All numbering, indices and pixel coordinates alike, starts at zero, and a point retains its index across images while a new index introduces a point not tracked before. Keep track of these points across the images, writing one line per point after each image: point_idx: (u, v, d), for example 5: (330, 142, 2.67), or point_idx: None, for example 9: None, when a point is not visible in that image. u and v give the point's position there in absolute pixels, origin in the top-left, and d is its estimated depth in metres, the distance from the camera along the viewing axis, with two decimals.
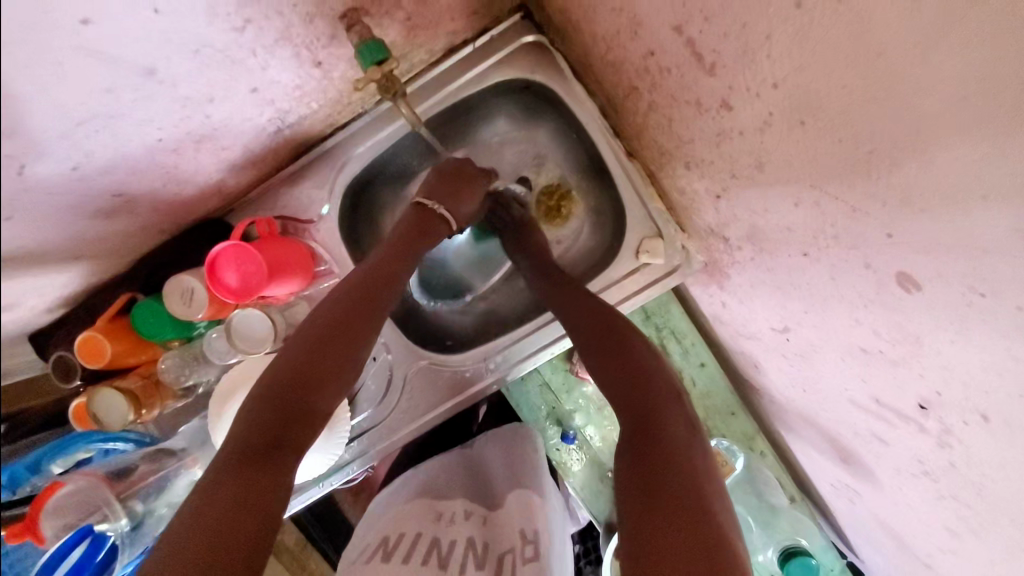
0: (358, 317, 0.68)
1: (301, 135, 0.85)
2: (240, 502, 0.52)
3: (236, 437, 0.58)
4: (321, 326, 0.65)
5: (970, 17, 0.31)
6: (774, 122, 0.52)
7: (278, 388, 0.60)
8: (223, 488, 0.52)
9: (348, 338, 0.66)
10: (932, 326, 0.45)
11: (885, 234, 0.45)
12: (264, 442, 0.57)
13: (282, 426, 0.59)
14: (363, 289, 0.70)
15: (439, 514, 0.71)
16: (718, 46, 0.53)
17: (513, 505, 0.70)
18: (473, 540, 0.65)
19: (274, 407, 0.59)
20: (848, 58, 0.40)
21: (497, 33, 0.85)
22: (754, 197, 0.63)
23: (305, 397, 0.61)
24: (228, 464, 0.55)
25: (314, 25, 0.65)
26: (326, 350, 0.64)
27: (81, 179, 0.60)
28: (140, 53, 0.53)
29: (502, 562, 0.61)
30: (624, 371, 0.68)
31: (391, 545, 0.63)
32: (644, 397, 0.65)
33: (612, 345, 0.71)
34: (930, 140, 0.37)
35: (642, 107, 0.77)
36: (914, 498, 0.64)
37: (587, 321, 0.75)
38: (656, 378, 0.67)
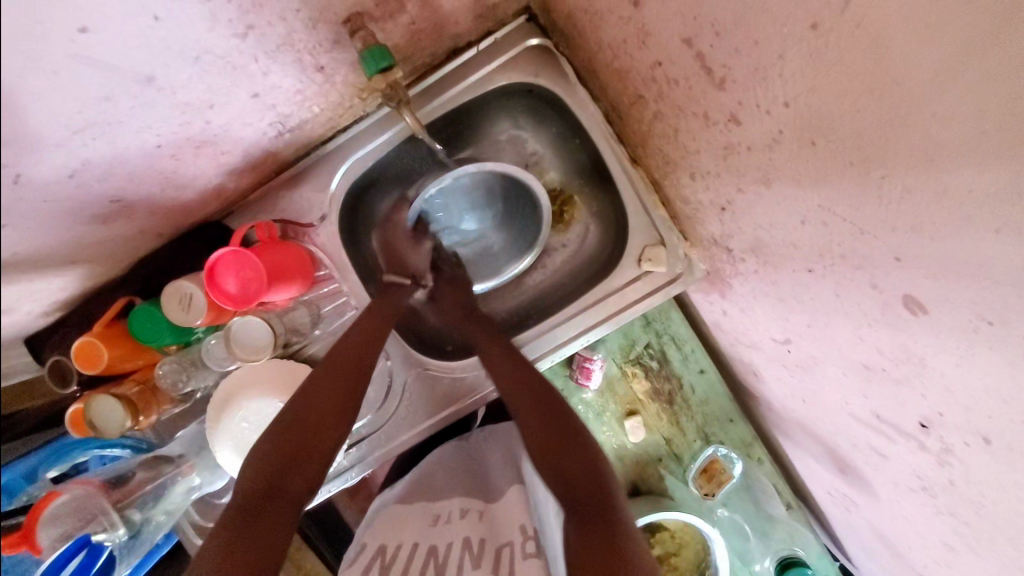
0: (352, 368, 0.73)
1: (301, 140, 0.84)
2: (245, 547, 0.55)
3: (237, 489, 0.61)
4: (323, 374, 0.72)
5: (988, 46, 0.30)
6: (783, 139, 0.51)
7: (281, 437, 0.65)
8: (228, 533, 0.56)
9: (341, 387, 0.71)
10: (937, 349, 0.45)
11: (894, 257, 0.45)
12: (267, 488, 0.61)
13: (285, 469, 0.63)
14: (356, 340, 0.76)
15: (436, 517, 0.70)
16: (728, 62, 0.53)
17: (510, 499, 0.69)
18: (469, 539, 0.64)
19: (279, 450, 0.64)
20: (863, 80, 0.39)
21: (501, 38, 0.84)
22: (759, 211, 0.62)
23: (305, 445, 0.66)
24: (234, 511, 0.58)
25: (318, 31, 0.65)
26: (324, 401, 0.70)
27: (78, 185, 0.57)
28: (139, 61, 0.52)
29: (500, 555, 0.60)
30: (565, 457, 0.68)
31: (388, 556, 0.62)
32: (585, 479, 0.65)
33: (551, 425, 0.71)
34: (942, 164, 0.36)
35: (647, 117, 0.76)
36: (910, 511, 0.64)
37: (523, 394, 0.75)
38: (592, 460, 0.67)
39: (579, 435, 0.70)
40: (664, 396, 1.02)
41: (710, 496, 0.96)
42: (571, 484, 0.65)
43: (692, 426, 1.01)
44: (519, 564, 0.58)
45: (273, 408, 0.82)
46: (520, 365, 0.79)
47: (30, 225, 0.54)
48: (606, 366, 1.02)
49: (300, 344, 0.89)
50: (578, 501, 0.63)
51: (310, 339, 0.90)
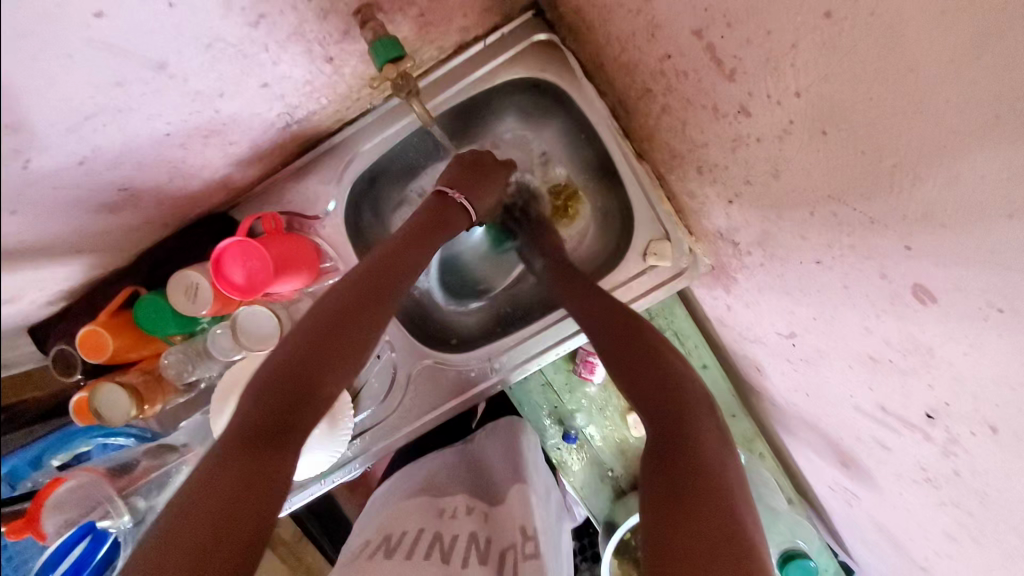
0: (367, 303, 0.66)
1: (309, 131, 0.84)
2: (248, 482, 0.53)
3: (240, 417, 0.58)
4: (337, 305, 0.65)
5: (1004, 35, 0.31)
6: (793, 130, 0.51)
7: (287, 367, 0.61)
8: (229, 465, 0.53)
9: (354, 322, 0.65)
10: (944, 339, 0.46)
11: (904, 246, 0.45)
12: (275, 423, 0.58)
13: (291, 405, 0.59)
14: (375, 275, 0.68)
15: (441, 510, 0.70)
16: (739, 53, 0.53)
17: (514, 498, 0.70)
18: (476, 534, 0.65)
19: (283, 384, 0.60)
20: (877, 71, 0.40)
21: (508, 32, 0.84)
22: (768, 203, 0.62)
23: (312, 380, 0.61)
24: (237, 439, 0.56)
25: (328, 21, 0.64)
26: (336, 335, 0.63)
27: (87, 174, 0.58)
28: (152, 47, 0.52)
29: (504, 558, 0.61)
30: (657, 386, 0.66)
31: (393, 542, 0.62)
32: (672, 414, 0.63)
33: (643, 363, 0.69)
34: (951, 152, 0.37)
35: (654, 110, 0.77)
36: (913, 502, 0.65)
37: (612, 331, 0.74)
38: (682, 394, 0.65)
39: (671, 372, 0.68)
40: None
41: None
42: (661, 413, 0.64)
43: None
44: (522, 565, 0.59)
45: None
46: (613, 307, 0.77)
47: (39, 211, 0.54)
48: None
49: None
50: (662, 433, 0.62)
51: None
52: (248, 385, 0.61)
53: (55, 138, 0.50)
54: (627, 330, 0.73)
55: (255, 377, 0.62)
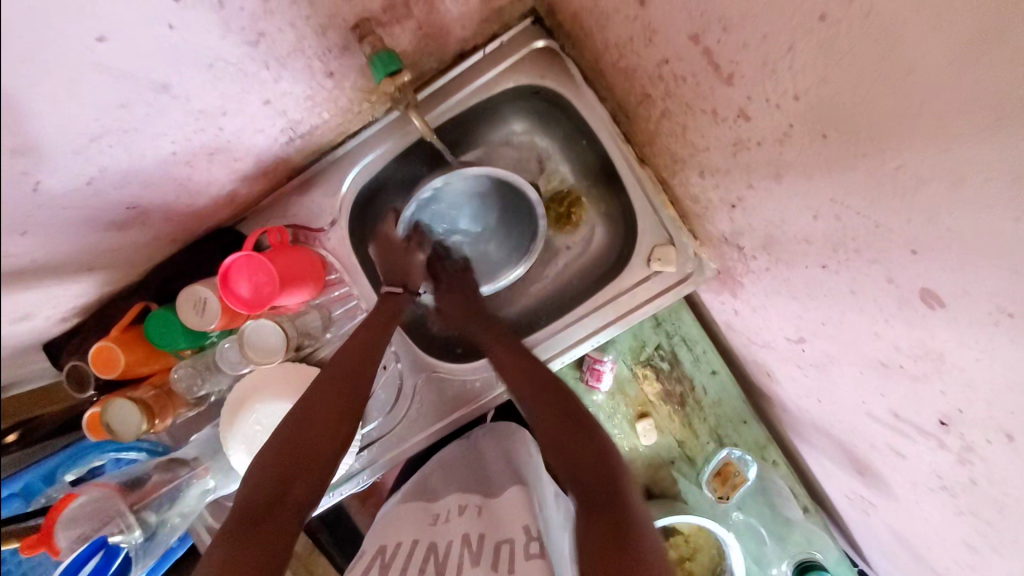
0: (350, 381, 0.74)
1: (312, 145, 0.86)
2: (253, 550, 0.54)
3: (240, 495, 0.60)
4: (330, 373, 0.74)
5: (1001, 29, 0.30)
6: (794, 133, 0.51)
7: (285, 438, 0.66)
8: (236, 540, 0.54)
9: (342, 399, 0.72)
10: (955, 344, 0.45)
11: (909, 249, 0.44)
12: (273, 491, 0.60)
13: (291, 472, 0.63)
14: (350, 358, 0.76)
15: (435, 517, 0.70)
16: (736, 57, 0.53)
17: (511, 498, 0.68)
18: (468, 536, 0.63)
19: (287, 452, 0.64)
20: (874, 73, 0.39)
21: (507, 41, 0.85)
22: (771, 207, 0.62)
23: (308, 456, 0.65)
24: (235, 523, 0.56)
25: (327, 38, 0.66)
26: (331, 401, 0.71)
27: (97, 193, 0.59)
28: (154, 68, 0.54)
29: (500, 552, 0.58)
30: (575, 454, 0.67)
31: (388, 555, 0.61)
32: (596, 476, 0.63)
33: (567, 429, 0.70)
34: (953, 150, 0.36)
35: (655, 115, 0.76)
36: (930, 511, 0.63)
37: (541, 397, 0.75)
38: (607, 459, 0.66)
39: (596, 437, 0.69)
40: (676, 398, 1.01)
41: (724, 500, 0.95)
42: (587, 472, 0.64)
43: (705, 428, 1.00)
44: (520, 562, 0.55)
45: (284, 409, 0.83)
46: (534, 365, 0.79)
47: (49, 232, 0.55)
48: (617, 367, 1.01)
49: (312, 348, 0.90)
50: (589, 494, 0.62)
51: (322, 343, 0.91)
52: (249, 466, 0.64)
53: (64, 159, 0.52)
54: (553, 399, 0.74)
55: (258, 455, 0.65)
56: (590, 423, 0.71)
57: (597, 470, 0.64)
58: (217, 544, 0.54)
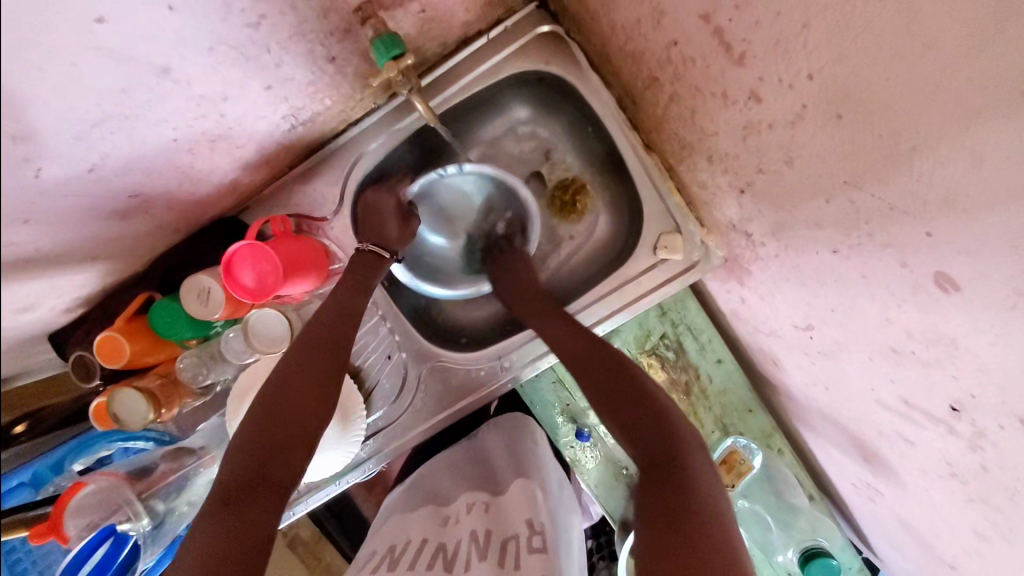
0: (333, 351, 0.73)
1: (313, 133, 0.85)
2: (239, 532, 0.56)
3: (220, 474, 0.62)
4: (307, 343, 0.72)
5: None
6: (807, 115, 0.49)
7: (264, 415, 0.66)
8: (221, 521, 0.56)
9: (324, 371, 0.71)
10: (971, 329, 0.44)
11: (925, 232, 0.43)
12: (255, 472, 0.62)
13: (273, 451, 0.64)
14: (335, 327, 0.75)
15: (446, 518, 0.70)
16: (747, 36, 0.51)
17: (515, 492, 0.69)
18: (476, 532, 0.63)
19: (268, 429, 0.65)
20: (890, 50, 0.38)
21: (511, 25, 0.83)
22: (782, 192, 0.60)
23: (291, 432, 0.67)
24: (220, 497, 0.59)
25: (328, 20, 0.65)
26: (310, 373, 0.70)
27: (99, 180, 0.59)
28: (154, 52, 0.53)
29: (506, 549, 0.59)
30: (632, 417, 0.68)
31: (398, 553, 0.62)
32: (654, 437, 0.65)
33: (626, 389, 0.71)
34: (972, 130, 0.35)
35: (662, 100, 0.75)
36: (939, 498, 0.62)
37: (595, 365, 0.74)
38: (661, 421, 0.67)
39: (651, 396, 0.70)
40: (681, 387, 1.00)
41: (732, 488, 0.92)
42: (648, 439, 0.65)
43: (710, 416, 1.00)
44: (525, 559, 0.57)
45: None
46: (582, 331, 0.79)
47: (52, 219, 0.54)
48: None
49: None
50: (648, 455, 0.64)
51: None
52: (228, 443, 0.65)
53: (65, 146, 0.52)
54: (604, 361, 0.74)
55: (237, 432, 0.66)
56: (644, 382, 0.72)
57: (652, 431, 0.66)
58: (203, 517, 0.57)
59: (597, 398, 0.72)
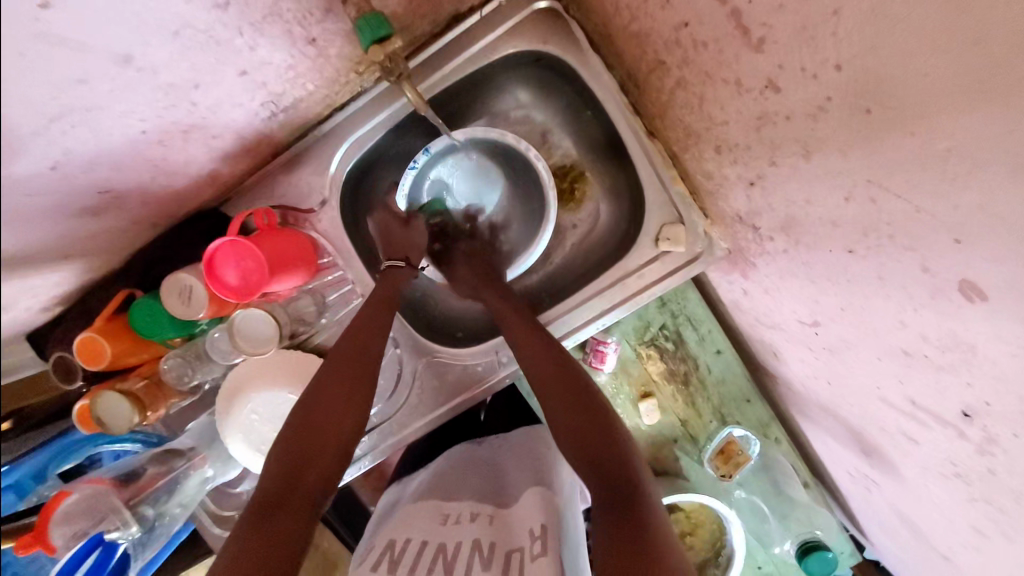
0: (360, 365, 0.69)
1: (297, 120, 0.80)
2: (275, 539, 0.54)
3: (261, 481, 0.60)
4: (341, 351, 0.70)
5: None
6: (831, 108, 0.46)
7: (299, 421, 0.64)
8: (259, 528, 0.54)
9: (354, 381, 0.68)
10: (990, 336, 0.42)
11: (952, 239, 0.41)
12: (290, 479, 0.59)
13: (307, 456, 0.61)
14: (362, 330, 0.72)
15: (446, 517, 0.66)
16: (769, 20, 0.48)
17: (525, 502, 0.66)
18: (479, 541, 0.61)
19: (303, 436, 0.63)
20: (933, 41, 0.35)
21: (506, 1, 0.77)
22: (795, 187, 0.57)
23: (324, 439, 0.63)
24: (257, 505, 0.57)
25: (307, 0, 0.60)
26: (340, 380, 0.67)
27: (63, 178, 0.54)
28: (112, 39, 0.48)
29: (510, 561, 0.57)
30: (595, 450, 0.65)
31: (397, 551, 0.60)
32: (612, 474, 0.63)
33: (586, 426, 0.67)
34: (1012, 131, 0.32)
35: (668, 86, 0.71)
36: (938, 494, 0.62)
37: (555, 381, 0.70)
38: (620, 456, 0.64)
39: (607, 419, 0.67)
40: (680, 378, 0.99)
41: (727, 477, 0.93)
42: (609, 469, 0.63)
43: (708, 407, 0.98)
44: (529, 567, 0.56)
45: (280, 397, 0.81)
46: (551, 344, 0.75)
47: None
48: (621, 348, 0.99)
49: (307, 334, 0.87)
50: (606, 486, 0.62)
51: (317, 329, 0.87)
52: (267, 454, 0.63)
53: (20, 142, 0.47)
54: (574, 389, 0.70)
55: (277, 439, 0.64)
56: (608, 421, 0.67)
57: (609, 465, 0.63)
58: (234, 535, 0.54)
59: (559, 416, 0.69)
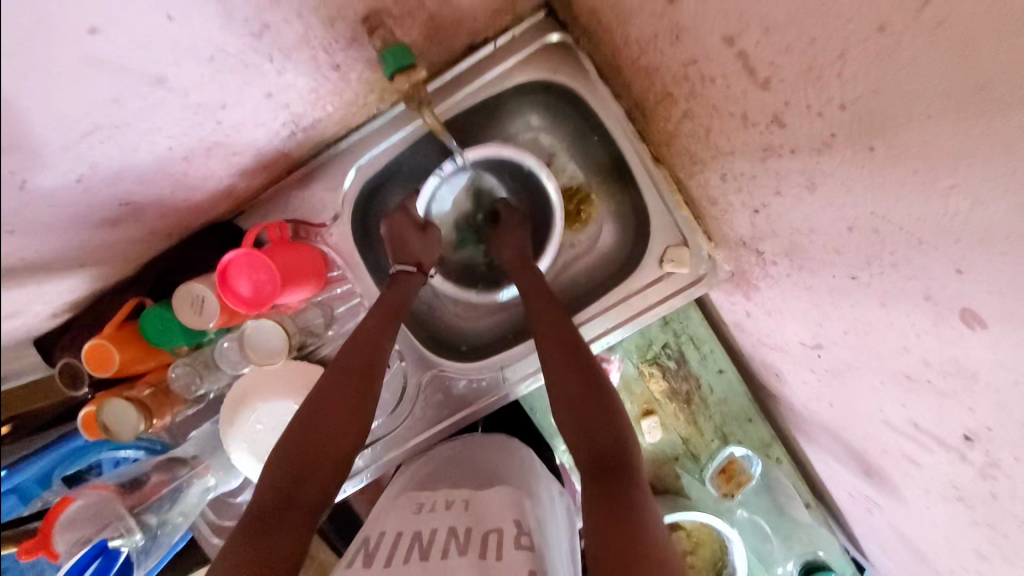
0: (364, 376, 0.70)
1: (313, 137, 0.82)
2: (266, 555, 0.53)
3: (255, 494, 0.60)
4: (340, 362, 0.71)
5: None
6: (835, 144, 0.48)
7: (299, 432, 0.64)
8: (251, 544, 0.54)
9: (354, 395, 0.69)
10: (993, 364, 0.43)
11: (954, 269, 0.43)
12: (284, 495, 0.59)
13: (306, 471, 0.62)
14: (364, 346, 0.73)
15: (421, 507, 0.67)
16: (776, 59, 0.50)
17: (497, 496, 0.66)
18: (455, 528, 0.60)
19: (305, 449, 0.63)
20: (938, 85, 0.37)
21: (518, 34, 0.81)
22: (797, 214, 0.60)
23: (321, 452, 0.64)
24: (253, 521, 0.57)
25: (335, 28, 0.62)
26: (336, 392, 0.68)
27: (87, 191, 0.56)
28: (148, 61, 0.50)
29: (488, 541, 0.57)
30: (598, 442, 0.63)
31: (371, 546, 0.58)
32: (608, 452, 0.62)
33: (584, 391, 0.67)
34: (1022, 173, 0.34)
35: (675, 116, 0.73)
36: (941, 518, 0.62)
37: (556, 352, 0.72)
38: (622, 454, 0.62)
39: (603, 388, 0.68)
40: (681, 397, 1.00)
41: (729, 497, 0.94)
42: (600, 443, 0.63)
43: (709, 426, 0.99)
44: (507, 552, 0.55)
45: (283, 407, 0.82)
46: (557, 311, 0.77)
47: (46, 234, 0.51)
48: (623, 366, 1.01)
49: (315, 346, 0.88)
50: (600, 464, 0.61)
51: (324, 341, 0.88)
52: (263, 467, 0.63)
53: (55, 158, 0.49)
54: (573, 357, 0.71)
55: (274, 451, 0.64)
56: (622, 421, 0.65)
57: (607, 457, 0.62)
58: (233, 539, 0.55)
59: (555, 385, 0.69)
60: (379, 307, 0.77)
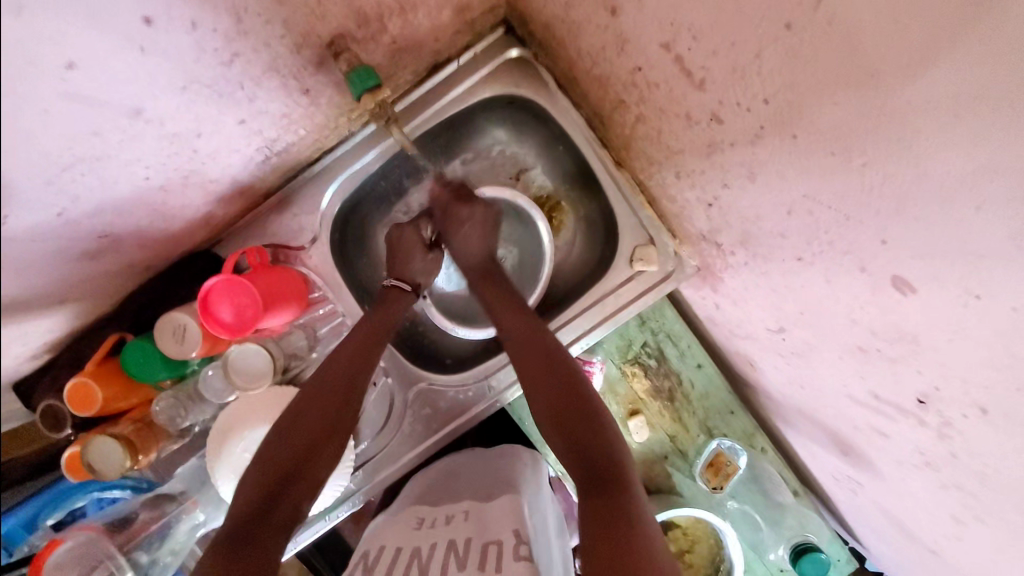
0: (347, 396, 0.71)
1: (289, 164, 0.85)
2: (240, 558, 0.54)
3: (233, 509, 0.61)
4: (325, 383, 0.71)
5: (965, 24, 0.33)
6: (765, 135, 0.54)
7: (283, 446, 0.65)
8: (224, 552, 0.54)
9: (337, 416, 0.70)
10: (927, 324, 0.48)
11: (880, 239, 0.47)
12: (261, 503, 0.60)
13: (285, 481, 0.63)
14: (352, 365, 0.74)
15: (421, 521, 0.67)
16: (706, 63, 0.56)
17: (502, 502, 0.66)
18: (455, 541, 0.60)
19: (283, 460, 0.65)
20: (839, 72, 0.43)
21: (480, 52, 0.86)
22: (745, 204, 0.64)
23: (298, 462, 0.65)
24: (229, 534, 0.57)
25: (301, 54, 0.66)
26: (319, 409, 0.69)
27: (67, 224, 0.57)
28: (126, 94, 0.53)
29: (487, 553, 0.57)
30: (577, 436, 0.66)
31: (371, 562, 0.60)
32: (588, 457, 0.64)
33: (555, 394, 0.69)
34: (923, 136, 0.39)
35: (629, 121, 0.79)
36: (916, 487, 0.65)
37: (526, 359, 0.73)
38: (598, 452, 0.65)
39: (574, 391, 0.70)
40: (664, 394, 1.02)
41: (719, 489, 0.97)
42: (583, 444, 0.65)
43: (694, 420, 1.00)
44: (507, 563, 0.55)
45: None
46: (528, 308, 0.79)
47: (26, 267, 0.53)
48: (606, 367, 1.03)
49: (299, 368, 0.88)
50: (584, 471, 0.63)
51: (308, 364, 0.89)
52: (243, 476, 0.64)
53: (34, 192, 0.50)
54: (545, 360, 0.73)
55: (253, 468, 0.65)
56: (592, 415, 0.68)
57: (588, 449, 0.65)
58: (211, 559, 0.54)
59: (534, 390, 0.71)
60: (368, 326, 0.78)
